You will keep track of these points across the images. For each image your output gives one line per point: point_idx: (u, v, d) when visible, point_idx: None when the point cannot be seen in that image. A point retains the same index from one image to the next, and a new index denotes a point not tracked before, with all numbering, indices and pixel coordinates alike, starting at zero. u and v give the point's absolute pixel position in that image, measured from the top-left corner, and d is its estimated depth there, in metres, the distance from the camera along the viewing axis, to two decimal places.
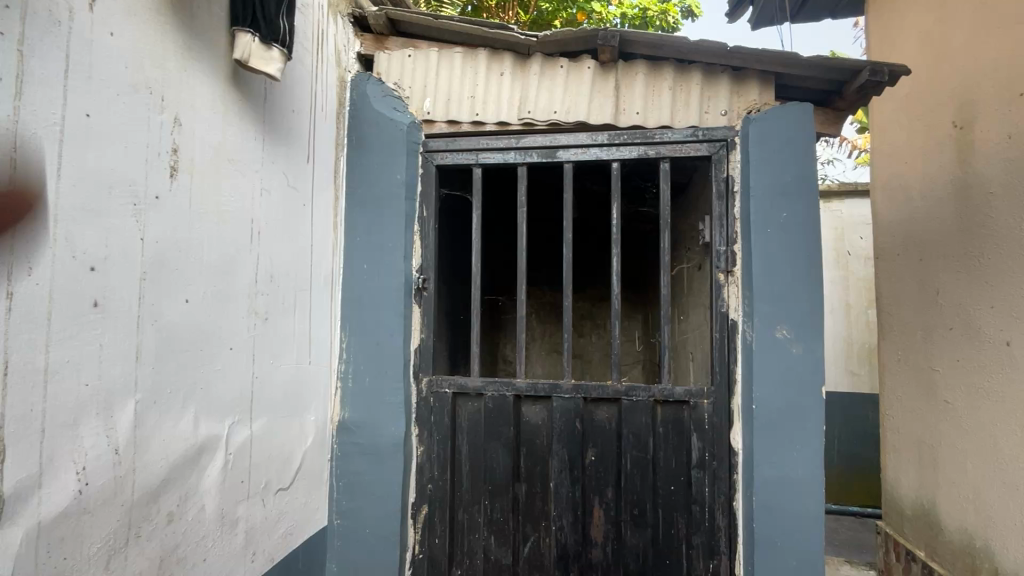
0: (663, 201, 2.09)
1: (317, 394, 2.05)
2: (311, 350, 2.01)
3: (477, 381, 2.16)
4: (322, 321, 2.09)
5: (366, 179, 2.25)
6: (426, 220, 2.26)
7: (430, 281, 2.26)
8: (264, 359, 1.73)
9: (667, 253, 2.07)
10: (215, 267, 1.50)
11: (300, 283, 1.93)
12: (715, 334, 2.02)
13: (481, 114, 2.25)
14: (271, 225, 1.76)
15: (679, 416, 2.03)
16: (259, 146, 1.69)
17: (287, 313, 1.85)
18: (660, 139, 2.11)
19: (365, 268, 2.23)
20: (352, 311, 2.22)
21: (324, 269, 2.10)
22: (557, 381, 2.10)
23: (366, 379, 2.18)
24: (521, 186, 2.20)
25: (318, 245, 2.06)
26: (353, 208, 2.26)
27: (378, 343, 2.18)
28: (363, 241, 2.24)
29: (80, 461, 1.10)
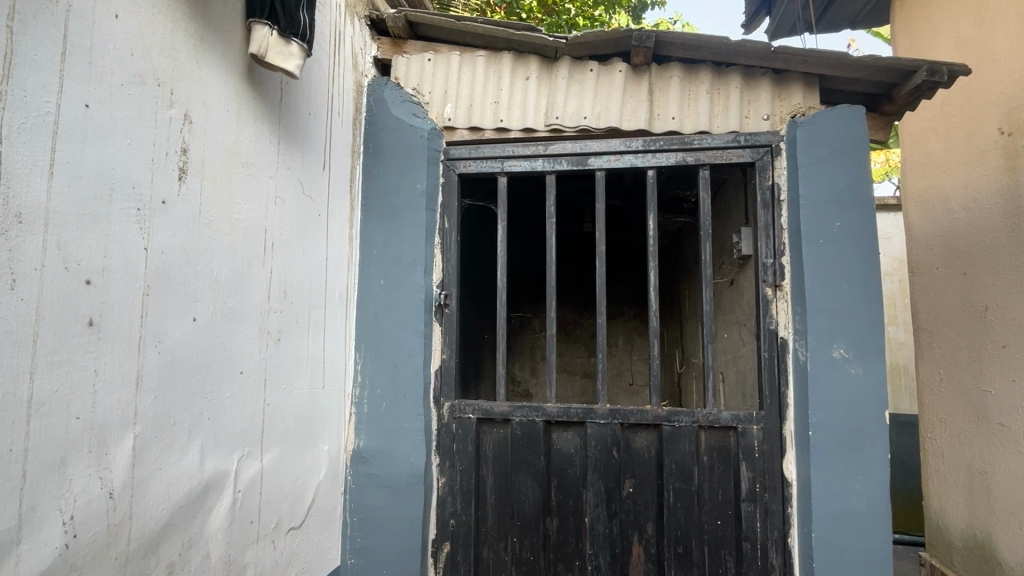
0: (703, 211, 1.95)
1: (331, 420, 1.88)
2: (325, 373, 1.85)
3: (504, 406, 1.99)
4: (337, 341, 1.93)
5: (383, 189, 2.11)
6: (448, 232, 2.11)
7: (453, 297, 2.10)
8: (278, 384, 1.57)
9: (709, 266, 1.93)
10: (225, 282, 1.34)
11: (314, 300, 1.78)
12: (763, 354, 1.86)
13: (506, 120, 2.12)
14: (286, 237, 1.62)
15: (724, 444, 1.87)
16: (274, 150, 1.55)
17: (301, 333, 1.69)
18: (699, 145, 1.98)
19: (381, 283, 2.08)
20: (367, 330, 2.06)
21: (338, 285, 1.95)
22: (591, 406, 1.94)
23: (383, 404, 2.01)
24: (550, 196, 2.06)
25: (333, 259, 1.91)
26: (369, 220, 2.11)
27: (396, 365, 2.02)
28: (380, 255, 2.09)
29: (68, 509, 0.94)
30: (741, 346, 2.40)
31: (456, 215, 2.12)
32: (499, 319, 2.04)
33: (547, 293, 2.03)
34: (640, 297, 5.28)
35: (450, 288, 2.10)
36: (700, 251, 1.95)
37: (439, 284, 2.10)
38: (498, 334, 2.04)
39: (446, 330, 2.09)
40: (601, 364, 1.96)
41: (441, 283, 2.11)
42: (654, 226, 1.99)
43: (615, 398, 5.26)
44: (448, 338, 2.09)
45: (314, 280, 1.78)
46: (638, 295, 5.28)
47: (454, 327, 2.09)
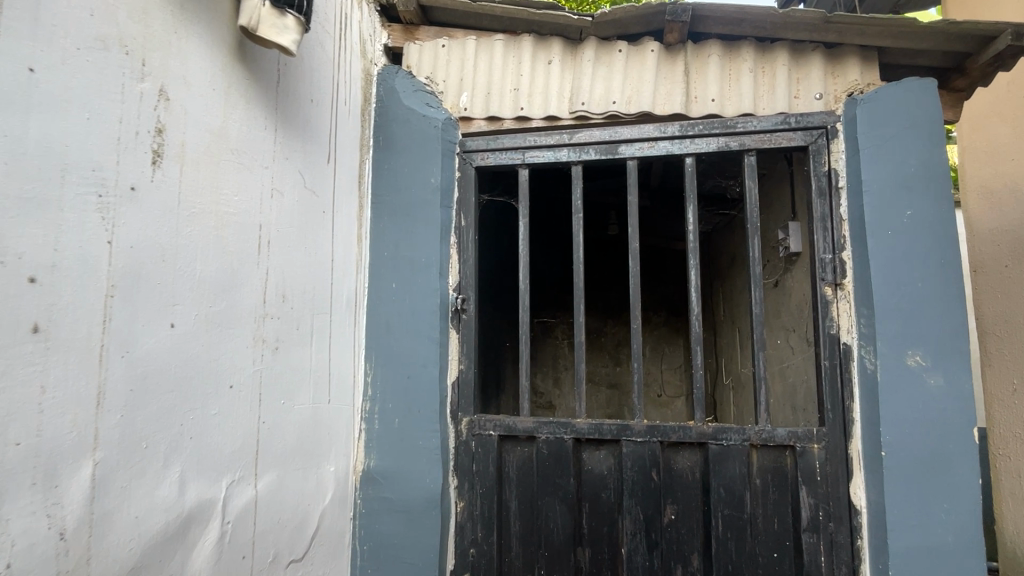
0: (750, 202, 1.74)
1: (338, 439, 1.71)
2: (330, 387, 1.67)
3: (528, 422, 1.79)
4: (344, 350, 1.76)
5: (395, 185, 1.95)
6: (465, 230, 1.94)
7: (470, 302, 1.92)
8: (275, 399, 1.40)
9: (757, 263, 1.72)
10: (211, 283, 1.18)
11: (317, 306, 1.61)
12: (823, 362, 1.64)
13: (527, 108, 1.94)
14: (285, 235, 1.46)
15: (780, 465, 1.64)
16: (270, 138, 1.39)
17: (302, 342, 1.53)
18: (743, 128, 1.77)
19: (393, 287, 1.91)
20: (378, 338, 1.89)
21: (346, 289, 1.78)
22: (626, 422, 1.73)
23: (396, 419, 1.83)
24: (576, 189, 1.87)
25: (340, 261, 1.74)
26: (380, 218, 1.95)
27: (408, 376, 1.84)
28: (391, 256, 1.92)
29: (4, 556, 0.77)
30: (790, 353, 2.17)
31: (473, 211, 1.94)
32: (521, 325, 1.85)
33: (575, 296, 1.84)
34: (667, 303, 5.05)
35: (468, 291, 1.92)
36: (747, 246, 1.74)
37: (455, 287, 1.92)
38: (521, 342, 1.85)
39: (464, 337, 1.91)
40: (636, 375, 1.76)
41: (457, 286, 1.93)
42: (694, 219, 1.79)
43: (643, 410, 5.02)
44: (466, 347, 1.90)
45: (317, 284, 1.61)
46: (665, 302, 5.05)
47: (473, 335, 1.91)
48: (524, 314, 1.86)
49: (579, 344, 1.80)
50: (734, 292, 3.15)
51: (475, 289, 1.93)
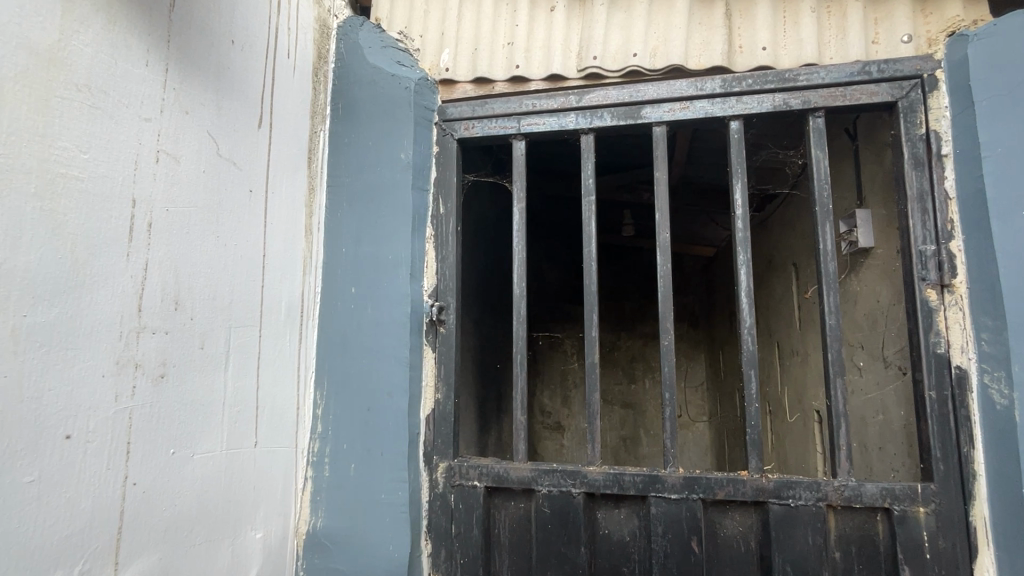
0: (819, 177, 1.31)
1: (271, 493, 1.29)
2: (258, 425, 1.26)
3: (524, 471, 1.36)
4: (282, 374, 1.34)
5: (357, 165, 1.54)
6: (445, 221, 1.53)
7: (450, 312, 1.50)
8: (159, 449, 0.99)
9: (830, 258, 1.28)
10: (24, 279, 0.77)
11: (238, 318, 1.20)
12: (927, 394, 1.19)
13: (524, 66, 1.53)
14: (183, 219, 1.05)
15: (868, 535, 1.20)
16: (154, 80, 0.99)
17: (211, 366, 1.11)
18: (807, 82, 1.34)
19: (352, 292, 1.49)
20: (333, 359, 1.47)
21: (286, 296, 1.37)
22: (655, 471, 1.30)
23: (352, 465, 1.41)
24: (587, 165, 1.45)
25: (276, 259, 1.34)
26: (339, 207, 1.54)
27: (370, 409, 1.43)
28: (351, 254, 1.51)
29: None
30: (858, 375, 1.73)
31: (455, 196, 1.54)
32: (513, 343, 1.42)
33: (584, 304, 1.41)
34: (687, 314, 4.60)
35: (447, 299, 1.50)
36: (815, 236, 1.31)
37: (429, 295, 1.50)
38: (513, 365, 1.42)
39: (442, 358, 1.49)
40: (668, 409, 1.32)
41: (433, 294, 1.51)
42: (744, 201, 1.35)
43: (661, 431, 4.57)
44: (445, 370, 1.48)
45: (238, 287, 1.20)
46: (684, 312, 4.60)
47: (453, 354, 1.49)
48: (518, 327, 1.43)
49: (589, 368, 1.37)
50: (773, 301, 2.71)
51: (457, 295, 1.51)
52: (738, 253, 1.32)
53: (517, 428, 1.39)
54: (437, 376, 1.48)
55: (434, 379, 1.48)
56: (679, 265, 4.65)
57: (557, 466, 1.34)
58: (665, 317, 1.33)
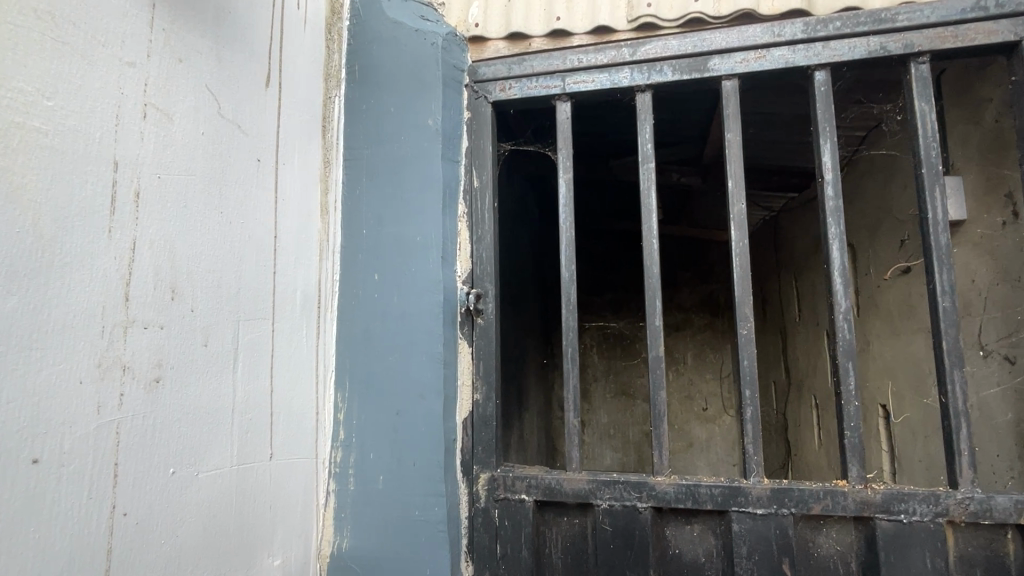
0: (925, 132, 1.12)
1: (289, 513, 1.11)
2: (273, 434, 1.08)
3: (580, 483, 1.18)
4: (297, 375, 1.16)
5: (377, 135, 1.35)
6: (479, 197, 1.34)
7: (487, 300, 1.32)
8: (155, 470, 0.81)
9: (942, 229, 1.08)
10: None
11: (247, 310, 1.01)
12: None
13: (566, 17, 1.33)
14: (180, 190, 0.86)
15: (998, 557, 1.01)
16: (138, 16, 0.81)
17: (217, 367, 0.93)
18: (908, 22, 1.14)
19: (376, 280, 1.31)
20: (355, 356, 1.29)
21: (301, 284, 1.19)
22: (736, 482, 1.11)
23: (381, 477, 1.23)
24: (646, 128, 1.26)
25: (289, 241, 1.15)
26: (358, 183, 1.35)
27: (399, 412, 1.25)
28: (373, 235, 1.33)
29: None
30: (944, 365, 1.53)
31: (492, 169, 1.35)
32: (563, 335, 1.24)
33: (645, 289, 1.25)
34: (712, 302, 4.40)
35: (484, 285, 1.32)
36: (921, 202, 1.11)
37: (463, 280, 1.32)
38: (564, 360, 1.23)
39: (480, 353, 1.31)
40: (749, 408, 1.13)
41: (467, 280, 1.32)
42: (834, 164, 1.15)
43: (685, 426, 4.37)
44: (483, 366, 1.30)
45: (247, 274, 1.02)
46: (709, 301, 4.40)
47: (493, 348, 1.31)
48: (568, 316, 1.25)
49: (653, 362, 1.20)
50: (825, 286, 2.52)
51: (495, 281, 1.33)
52: (829, 224, 1.13)
53: (570, 433, 1.21)
54: (474, 373, 1.30)
55: (471, 377, 1.30)
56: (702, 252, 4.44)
57: (619, 476, 1.16)
58: (742, 303, 1.16)
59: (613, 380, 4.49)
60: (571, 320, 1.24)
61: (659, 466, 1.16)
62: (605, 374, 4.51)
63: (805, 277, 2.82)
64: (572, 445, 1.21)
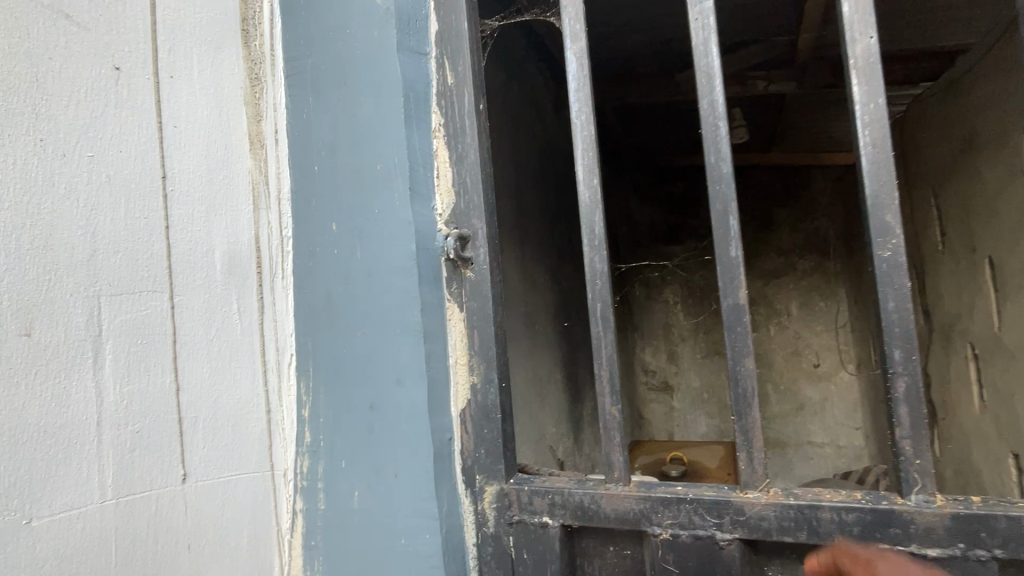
0: None
1: (228, 549, 0.83)
2: (188, 447, 0.79)
3: (628, 504, 0.80)
4: (225, 364, 0.86)
5: (318, 34, 0.99)
6: (459, 101, 0.96)
7: (481, 250, 0.95)
8: None
9: None
10: None
11: (115, 280, 0.72)
12: None
13: None
14: None
15: None
16: None
17: (56, 366, 0.65)
18: None
19: (333, 231, 0.97)
20: (316, 334, 0.97)
21: (222, 242, 0.88)
22: (883, 503, 0.68)
23: (355, 493, 0.92)
24: None
25: (193, 185, 0.84)
26: (302, 104, 1.01)
27: (373, 405, 0.92)
28: (326, 171, 0.98)
29: None
30: None
31: (472, 60, 0.96)
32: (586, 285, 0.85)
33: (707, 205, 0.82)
34: (820, 241, 3.71)
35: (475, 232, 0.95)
36: None
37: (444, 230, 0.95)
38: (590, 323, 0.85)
39: (477, 320, 0.94)
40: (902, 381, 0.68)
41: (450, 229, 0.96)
42: None
43: (794, 386, 3.76)
44: (480, 338, 0.93)
45: (108, 230, 0.72)
46: (814, 239, 3.71)
47: (492, 313, 0.93)
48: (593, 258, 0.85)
49: (729, 315, 0.78)
50: (987, 197, 1.86)
51: (487, 218, 0.95)
52: None
53: (608, 429, 0.82)
54: (468, 349, 0.94)
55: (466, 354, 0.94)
56: (804, 182, 3.74)
57: (686, 493, 0.77)
58: (874, 211, 0.71)
59: (702, 339, 3.97)
60: (599, 263, 0.84)
61: (751, 478, 0.75)
62: (693, 333, 3.99)
63: (949, 192, 2.16)
64: (612, 446, 0.83)
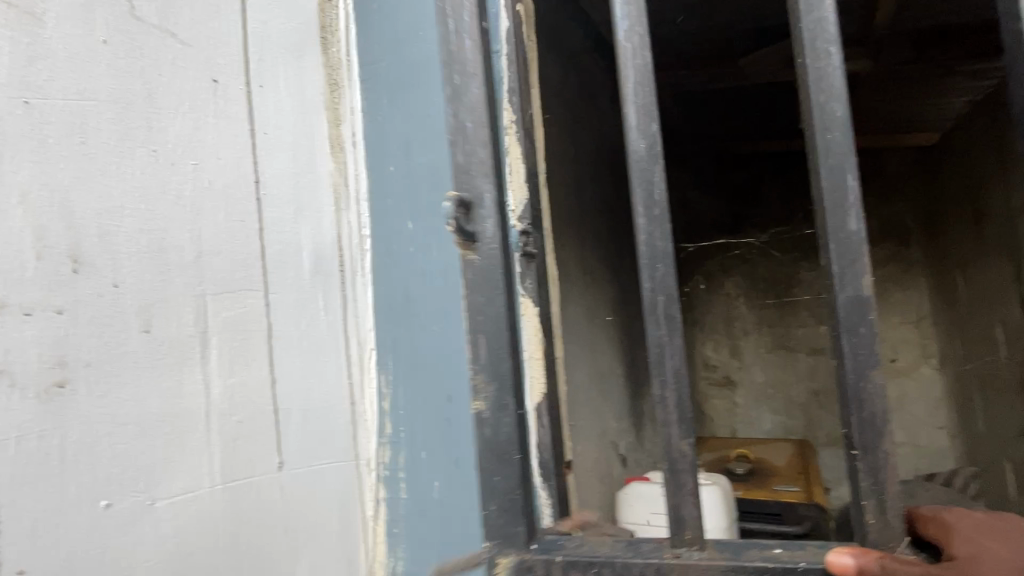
0: None
1: (318, 534, 0.87)
2: (283, 435, 0.84)
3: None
4: (313, 357, 0.90)
5: (395, 37, 1.02)
6: (468, 68, 0.86)
7: (490, 212, 0.86)
8: (71, 504, 0.59)
9: None
10: None
11: (219, 280, 0.77)
12: None
13: None
14: (71, 120, 0.62)
15: None
16: None
17: (173, 358, 0.70)
18: None
19: (410, 229, 1.01)
20: (395, 329, 1.01)
21: (309, 242, 0.92)
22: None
23: (436, 483, 0.94)
24: None
25: (282, 189, 0.89)
26: (379, 106, 1.04)
27: (452, 398, 0.94)
28: (403, 172, 1.01)
29: None
30: None
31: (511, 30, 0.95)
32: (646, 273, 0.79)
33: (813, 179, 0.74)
34: (897, 228, 3.48)
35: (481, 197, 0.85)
36: None
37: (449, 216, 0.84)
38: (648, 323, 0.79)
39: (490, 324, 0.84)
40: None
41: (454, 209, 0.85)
42: None
43: None
44: (495, 343, 0.83)
45: (210, 233, 0.76)
46: (892, 226, 3.49)
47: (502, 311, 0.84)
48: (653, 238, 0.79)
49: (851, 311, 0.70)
50: None
51: (496, 180, 0.86)
52: None
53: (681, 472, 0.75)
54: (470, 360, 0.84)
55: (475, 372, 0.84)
56: (880, 165, 3.51)
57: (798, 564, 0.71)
58: None
59: (767, 333, 3.82)
60: (661, 243, 0.79)
61: (880, 537, 0.69)
62: (757, 327, 3.85)
63: None
64: (683, 497, 0.75)
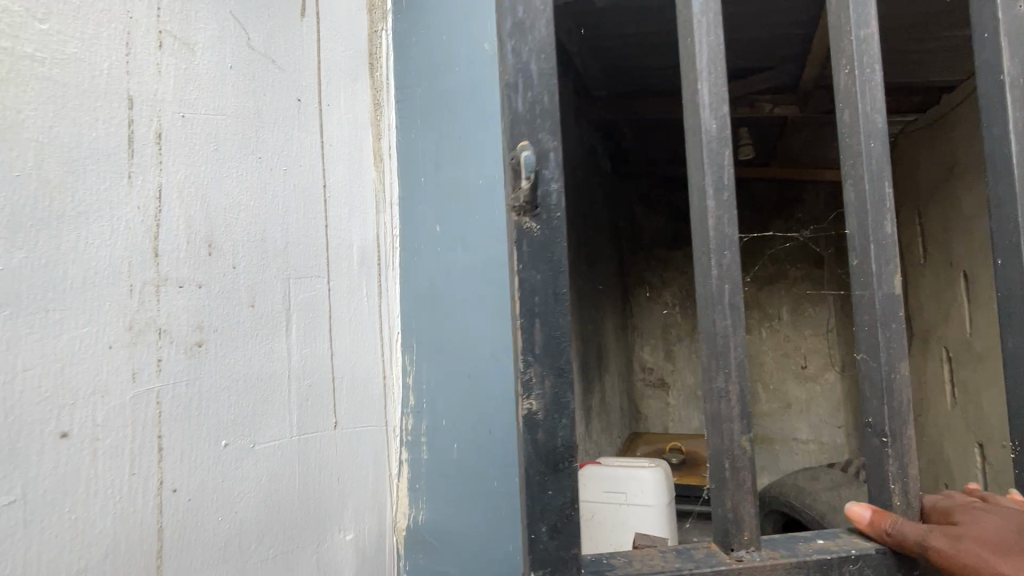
0: None
1: (359, 486, 1.03)
2: (337, 400, 1.00)
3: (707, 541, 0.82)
4: (359, 336, 1.07)
5: (429, 68, 1.20)
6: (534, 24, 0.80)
7: (553, 157, 0.79)
8: (204, 441, 0.73)
9: None
10: None
11: (298, 267, 0.92)
12: None
13: None
14: (209, 131, 0.77)
15: None
16: None
17: (268, 330, 0.85)
18: None
19: (437, 232, 1.18)
20: (420, 316, 1.18)
21: (357, 239, 1.08)
22: None
23: (455, 446, 1.13)
24: None
25: (340, 192, 1.04)
26: (412, 125, 1.22)
27: (470, 374, 1.13)
28: (433, 182, 1.19)
29: None
30: None
31: None
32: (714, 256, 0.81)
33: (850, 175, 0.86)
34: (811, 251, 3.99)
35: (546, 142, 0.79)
36: None
37: (512, 172, 0.78)
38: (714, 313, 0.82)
39: (540, 309, 0.79)
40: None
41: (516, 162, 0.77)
42: None
43: (782, 386, 4.06)
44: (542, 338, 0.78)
45: (293, 227, 0.91)
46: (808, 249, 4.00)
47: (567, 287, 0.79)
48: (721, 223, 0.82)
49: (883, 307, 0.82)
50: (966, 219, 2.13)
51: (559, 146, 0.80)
52: None
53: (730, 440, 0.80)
54: (524, 352, 0.78)
55: (528, 365, 0.78)
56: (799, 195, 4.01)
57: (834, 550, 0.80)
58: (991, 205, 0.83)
59: (698, 340, 4.23)
60: (727, 228, 0.82)
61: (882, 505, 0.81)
62: (690, 333, 4.25)
63: (932, 212, 2.44)
64: (739, 496, 0.80)
